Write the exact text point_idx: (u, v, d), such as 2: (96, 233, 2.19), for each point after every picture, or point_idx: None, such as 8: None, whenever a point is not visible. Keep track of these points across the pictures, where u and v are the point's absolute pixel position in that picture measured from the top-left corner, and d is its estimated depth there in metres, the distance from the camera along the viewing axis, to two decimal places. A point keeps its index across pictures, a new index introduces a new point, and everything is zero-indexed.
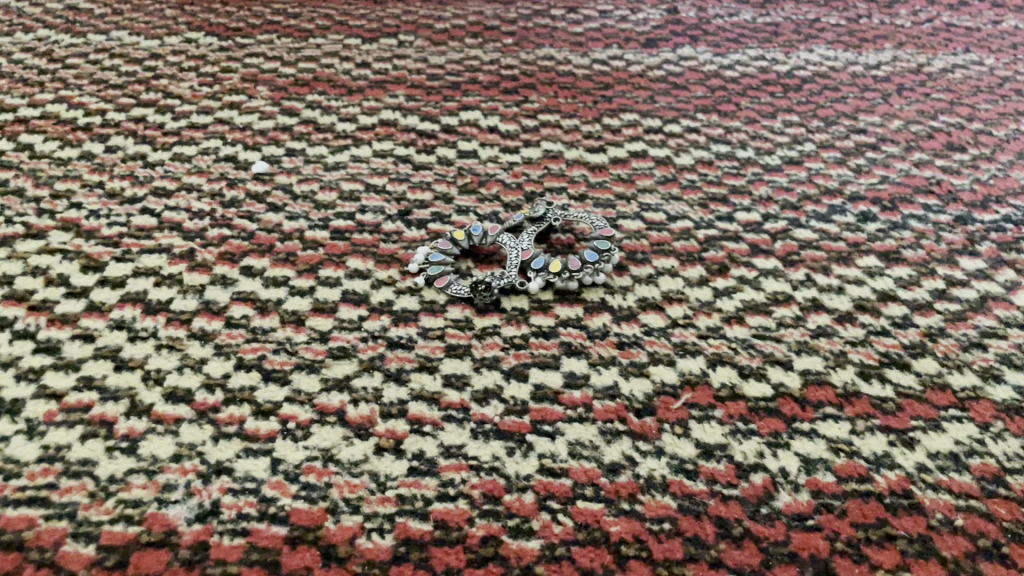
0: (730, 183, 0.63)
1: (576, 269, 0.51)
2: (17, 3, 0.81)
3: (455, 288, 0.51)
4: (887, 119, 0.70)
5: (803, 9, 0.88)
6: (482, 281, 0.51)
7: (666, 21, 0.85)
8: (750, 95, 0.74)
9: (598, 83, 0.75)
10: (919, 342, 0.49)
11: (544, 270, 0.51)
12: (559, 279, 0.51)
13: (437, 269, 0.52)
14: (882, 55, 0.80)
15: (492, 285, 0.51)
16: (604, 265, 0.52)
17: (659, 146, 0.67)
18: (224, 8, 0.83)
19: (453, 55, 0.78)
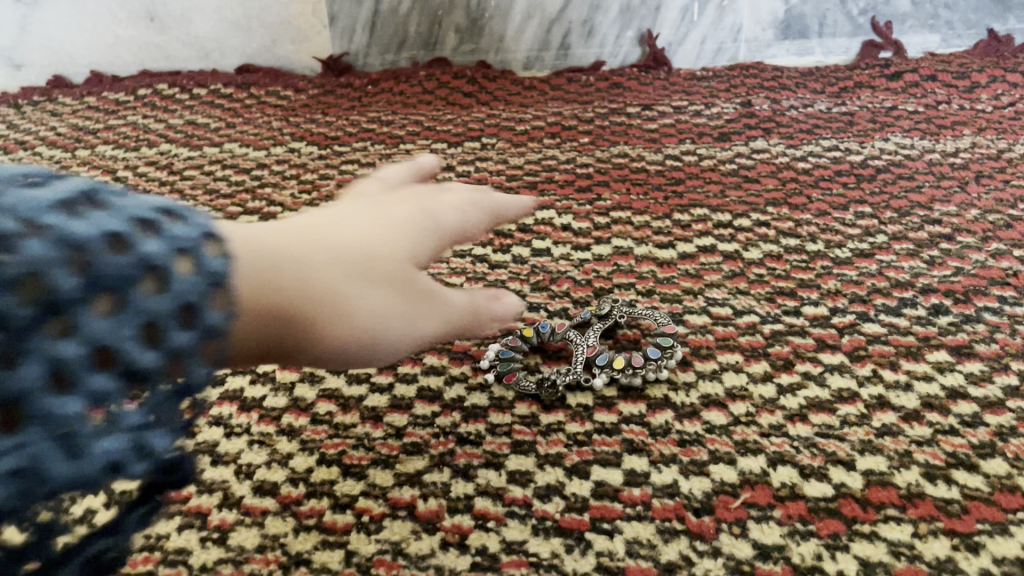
0: (798, 278, 0.64)
1: (640, 364, 0.54)
2: (144, 120, 0.91)
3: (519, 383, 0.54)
4: (964, 208, 0.70)
5: (879, 97, 0.89)
6: (548, 378, 0.54)
7: (740, 114, 0.88)
8: (822, 187, 0.75)
9: (670, 178, 0.78)
10: (989, 442, 0.49)
11: (608, 366, 0.54)
12: (623, 375, 0.54)
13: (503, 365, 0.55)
14: (960, 142, 0.80)
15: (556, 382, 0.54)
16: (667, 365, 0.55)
17: (728, 241, 0.68)
18: (325, 118, 0.90)
19: (532, 155, 0.82)
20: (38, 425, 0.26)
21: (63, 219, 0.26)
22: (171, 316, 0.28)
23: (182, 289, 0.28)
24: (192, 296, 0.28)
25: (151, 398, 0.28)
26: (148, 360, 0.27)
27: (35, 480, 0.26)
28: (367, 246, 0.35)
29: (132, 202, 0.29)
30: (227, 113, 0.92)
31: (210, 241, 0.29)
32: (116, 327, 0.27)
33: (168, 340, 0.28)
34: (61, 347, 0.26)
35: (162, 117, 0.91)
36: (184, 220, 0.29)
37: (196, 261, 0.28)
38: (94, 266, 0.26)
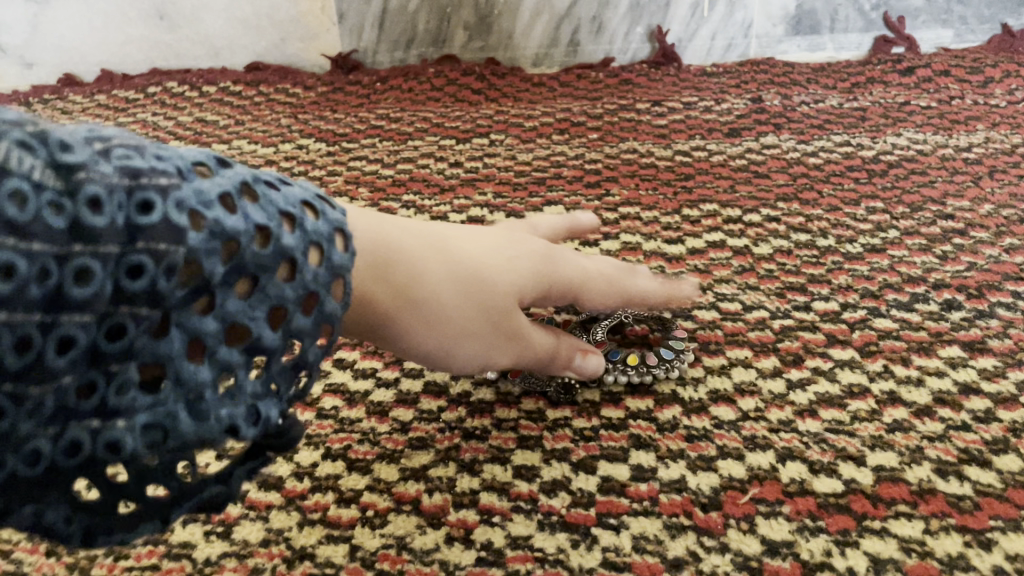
0: (809, 273, 0.63)
1: (654, 363, 0.53)
2: (154, 118, 0.91)
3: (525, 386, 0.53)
4: (977, 203, 0.69)
5: (892, 92, 0.88)
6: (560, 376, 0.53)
7: (750, 110, 0.87)
8: (833, 182, 0.74)
9: (679, 174, 0.77)
10: (1002, 438, 0.48)
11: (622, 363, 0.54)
12: (636, 372, 0.53)
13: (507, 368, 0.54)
14: (974, 137, 0.79)
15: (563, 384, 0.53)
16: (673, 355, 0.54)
17: (738, 236, 0.68)
18: (334, 115, 0.90)
19: (540, 151, 0.82)
20: (174, 386, 0.28)
21: (222, 206, 0.29)
22: (297, 303, 0.31)
23: (307, 278, 0.31)
24: (316, 286, 0.32)
25: (273, 373, 0.31)
26: (275, 340, 0.30)
27: (168, 438, 0.28)
28: (477, 282, 0.41)
29: (277, 193, 0.32)
30: (236, 110, 0.92)
31: (338, 239, 0.34)
32: (253, 306, 0.30)
33: (292, 324, 0.31)
34: (207, 320, 0.28)
35: (172, 115, 0.92)
36: (314, 219, 0.33)
37: (322, 255, 0.32)
38: (245, 250, 0.29)
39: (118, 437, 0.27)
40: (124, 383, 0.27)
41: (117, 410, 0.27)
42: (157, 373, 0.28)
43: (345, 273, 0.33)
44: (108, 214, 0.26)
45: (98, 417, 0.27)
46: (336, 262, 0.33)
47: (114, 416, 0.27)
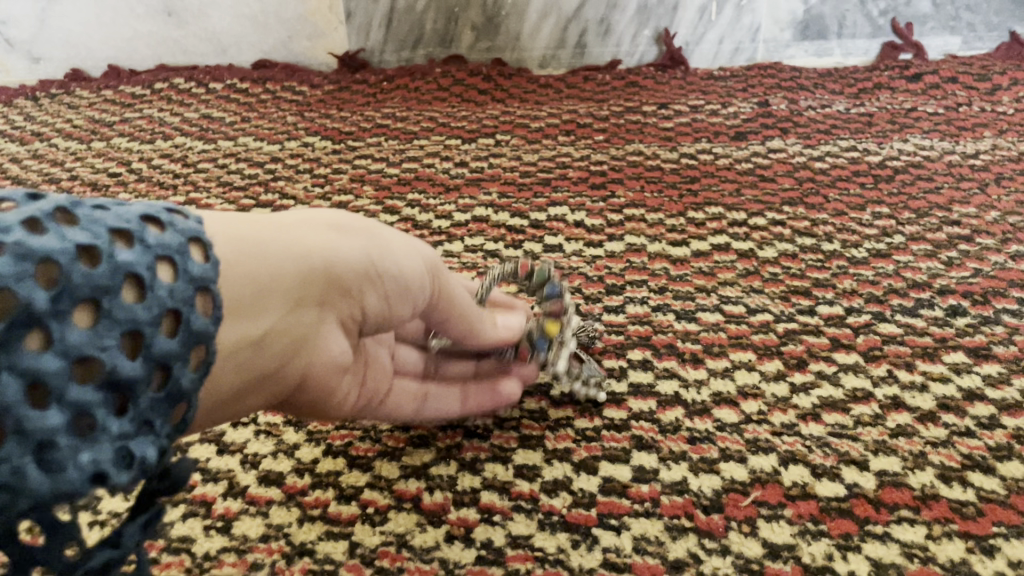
0: (813, 277, 0.63)
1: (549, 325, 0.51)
2: (160, 114, 0.91)
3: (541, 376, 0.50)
4: (983, 210, 0.69)
5: (899, 98, 0.88)
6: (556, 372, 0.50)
7: (757, 114, 0.87)
8: (839, 187, 0.74)
9: (685, 177, 0.77)
10: (1006, 444, 0.48)
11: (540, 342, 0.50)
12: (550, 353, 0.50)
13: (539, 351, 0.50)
14: (980, 144, 0.79)
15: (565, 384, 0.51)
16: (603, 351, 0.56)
17: (742, 240, 0.68)
18: (340, 114, 0.91)
19: (546, 152, 0.82)
20: (16, 437, 0.24)
21: (27, 229, 0.26)
22: (155, 320, 0.28)
23: (165, 291, 0.29)
24: (180, 299, 0.29)
25: (145, 406, 0.28)
26: (138, 367, 0.28)
27: (16, 499, 0.24)
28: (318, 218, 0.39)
29: (106, 211, 0.29)
30: (242, 107, 0.92)
31: (197, 246, 0.31)
32: (99, 331, 0.27)
33: (160, 344, 0.28)
34: (45, 357, 0.25)
35: (177, 111, 0.92)
36: (162, 226, 0.30)
37: (179, 266, 0.30)
38: (72, 273, 0.26)
39: None
40: None
41: None
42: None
43: (212, 281, 0.31)
44: None
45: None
46: (194, 269, 0.30)
47: None
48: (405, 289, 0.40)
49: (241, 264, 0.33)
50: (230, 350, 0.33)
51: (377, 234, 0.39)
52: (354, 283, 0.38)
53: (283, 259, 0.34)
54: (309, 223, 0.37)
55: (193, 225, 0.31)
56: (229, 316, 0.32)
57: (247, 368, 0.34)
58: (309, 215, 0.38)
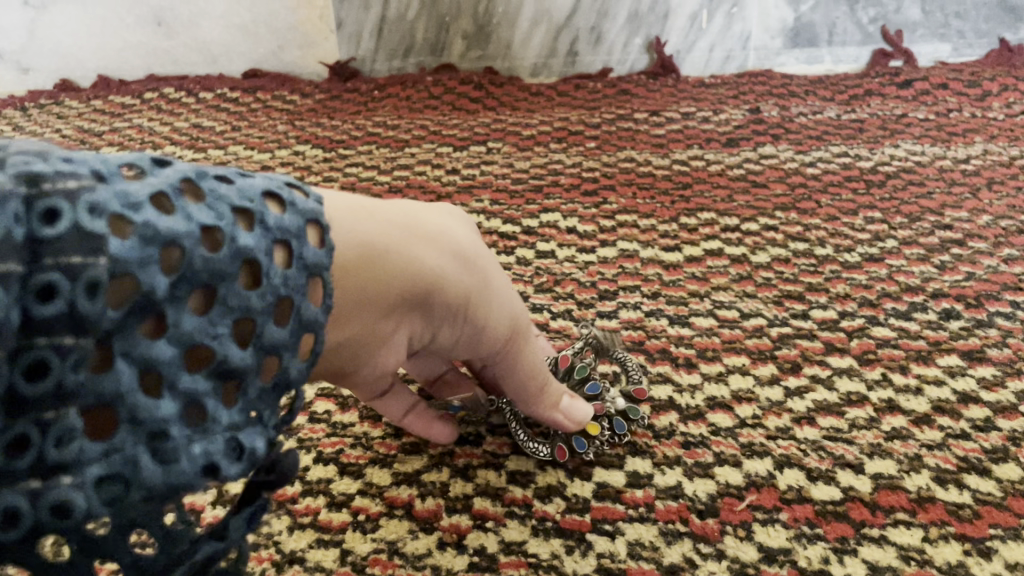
0: (806, 281, 0.63)
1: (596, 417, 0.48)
2: (150, 124, 0.91)
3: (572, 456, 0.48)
4: (975, 214, 0.69)
5: (890, 104, 0.89)
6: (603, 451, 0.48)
7: (748, 120, 0.87)
8: (831, 193, 0.74)
9: (677, 183, 0.77)
10: (1002, 446, 0.47)
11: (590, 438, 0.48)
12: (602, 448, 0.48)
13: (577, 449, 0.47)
14: (971, 149, 0.79)
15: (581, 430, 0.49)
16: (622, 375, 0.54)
17: (735, 245, 0.68)
18: (331, 122, 0.90)
19: (537, 159, 0.82)
20: (133, 428, 0.23)
21: (154, 206, 0.25)
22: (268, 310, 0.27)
23: (280, 279, 0.27)
24: (292, 287, 0.28)
25: (253, 396, 0.27)
26: (246, 358, 0.27)
27: (129, 491, 0.23)
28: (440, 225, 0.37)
29: (230, 186, 0.27)
30: (233, 116, 0.92)
31: (313, 229, 0.29)
32: (212, 320, 0.25)
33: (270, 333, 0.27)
34: (161, 344, 0.24)
35: (168, 120, 0.91)
36: (281, 206, 0.29)
37: (294, 251, 0.28)
38: (194, 255, 0.25)
39: (65, 498, 0.22)
40: (64, 433, 0.22)
41: (60, 465, 0.22)
42: (105, 417, 0.23)
43: (325, 270, 0.29)
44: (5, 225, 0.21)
45: (35, 478, 0.22)
46: (309, 256, 0.29)
47: (56, 472, 0.22)
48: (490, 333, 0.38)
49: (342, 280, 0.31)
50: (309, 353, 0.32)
51: (489, 274, 0.37)
52: (445, 314, 0.36)
53: (389, 282, 0.33)
54: (434, 240, 0.35)
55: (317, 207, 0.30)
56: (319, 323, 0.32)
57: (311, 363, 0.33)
58: (434, 228, 0.36)
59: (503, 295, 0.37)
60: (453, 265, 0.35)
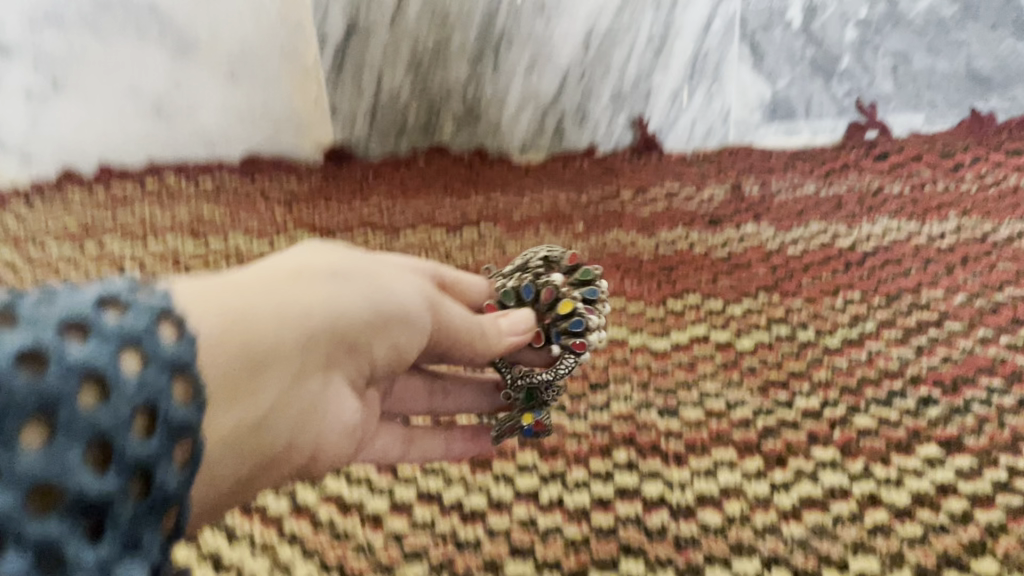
0: (790, 367, 0.65)
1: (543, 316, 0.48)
2: (151, 212, 0.94)
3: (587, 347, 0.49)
4: (951, 294, 0.72)
5: (867, 178, 0.92)
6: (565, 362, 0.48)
7: (730, 199, 0.90)
8: (812, 273, 0.76)
9: (663, 265, 0.80)
10: (981, 539, 0.49)
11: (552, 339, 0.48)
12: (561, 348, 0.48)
13: (580, 332, 0.48)
14: (946, 224, 0.82)
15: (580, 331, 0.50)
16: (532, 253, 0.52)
17: (720, 329, 0.70)
18: (328, 206, 0.94)
19: (529, 241, 0.84)
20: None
21: None
22: (120, 422, 0.24)
23: (132, 383, 0.25)
24: (150, 389, 0.25)
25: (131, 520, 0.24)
26: (110, 480, 0.24)
27: None
28: (280, 266, 0.37)
29: (50, 302, 0.25)
30: (232, 203, 0.95)
31: (165, 323, 0.28)
32: (50, 449, 0.23)
33: (130, 445, 0.24)
34: None
35: (169, 208, 0.94)
36: (127, 304, 0.27)
37: (146, 352, 0.26)
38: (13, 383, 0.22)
39: None
40: None
41: None
42: None
43: (186, 363, 0.27)
44: None
45: None
46: (165, 351, 0.27)
47: None
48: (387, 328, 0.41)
49: (238, 344, 0.32)
50: (224, 432, 0.31)
51: (352, 274, 0.40)
52: (332, 333, 0.37)
53: (279, 327, 0.34)
54: (284, 284, 0.36)
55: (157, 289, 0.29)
56: (227, 397, 0.31)
57: (246, 442, 0.33)
58: (276, 269, 0.37)
59: (382, 287, 0.41)
60: (321, 288, 0.38)
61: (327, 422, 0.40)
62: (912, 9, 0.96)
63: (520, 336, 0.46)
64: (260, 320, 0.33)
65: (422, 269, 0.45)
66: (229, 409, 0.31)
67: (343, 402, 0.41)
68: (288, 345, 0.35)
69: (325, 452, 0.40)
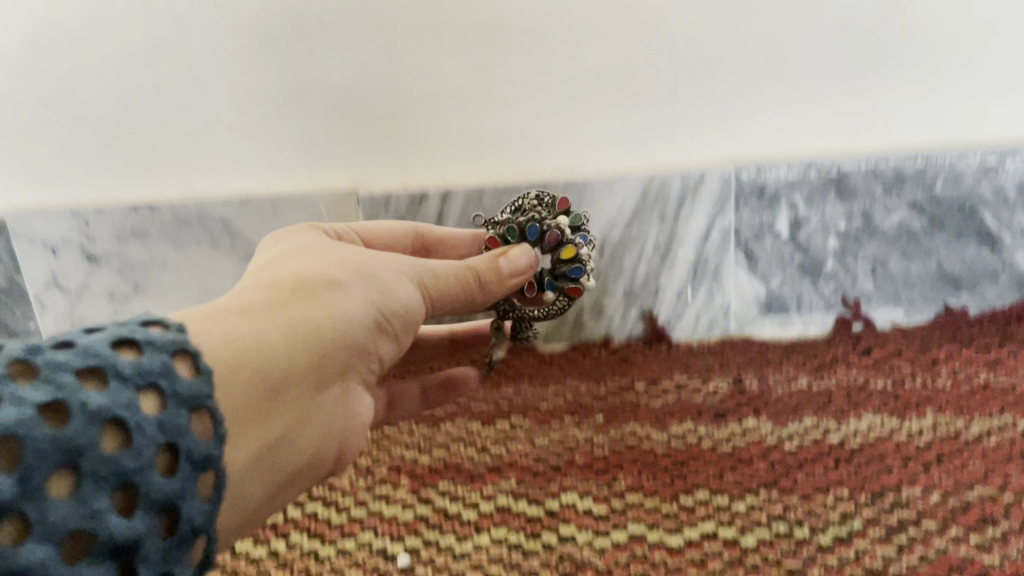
0: (788, 565, 0.74)
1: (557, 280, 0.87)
2: None
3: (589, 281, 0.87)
4: (927, 492, 0.82)
5: (854, 372, 1.04)
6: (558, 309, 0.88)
7: (732, 392, 1.02)
8: (806, 469, 0.87)
9: (675, 459, 0.91)
10: None
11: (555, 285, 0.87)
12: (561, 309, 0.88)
13: (577, 279, 0.86)
14: (923, 421, 0.93)
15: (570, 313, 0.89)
16: (538, 199, 0.87)
17: (727, 526, 0.80)
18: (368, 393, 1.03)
19: (554, 434, 0.97)
20: None
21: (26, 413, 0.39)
22: (142, 463, 0.42)
23: (150, 427, 0.43)
24: (149, 441, 0.43)
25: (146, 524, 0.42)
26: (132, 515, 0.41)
27: None
28: (254, 307, 0.60)
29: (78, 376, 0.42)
30: None
31: (156, 386, 0.45)
32: (86, 488, 0.39)
33: (156, 480, 0.43)
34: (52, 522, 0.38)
35: None
36: (138, 360, 0.46)
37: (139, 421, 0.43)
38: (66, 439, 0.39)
39: None
40: None
41: None
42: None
43: (173, 431, 0.45)
44: None
45: None
46: (174, 392, 0.46)
47: None
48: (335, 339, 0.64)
49: (238, 372, 0.55)
50: (242, 426, 0.55)
51: (309, 307, 0.63)
52: (311, 354, 0.61)
53: (263, 354, 0.57)
54: (262, 327, 0.59)
55: (176, 334, 0.50)
56: (236, 410, 0.54)
57: (256, 435, 0.56)
58: (256, 311, 0.60)
59: (328, 310, 0.64)
60: (286, 322, 0.60)
61: (311, 418, 0.63)
62: (885, 221, 1.10)
63: (522, 269, 0.80)
64: (249, 345, 0.56)
65: (405, 278, 0.72)
66: (239, 420, 0.55)
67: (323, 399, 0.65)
68: (291, 365, 0.59)
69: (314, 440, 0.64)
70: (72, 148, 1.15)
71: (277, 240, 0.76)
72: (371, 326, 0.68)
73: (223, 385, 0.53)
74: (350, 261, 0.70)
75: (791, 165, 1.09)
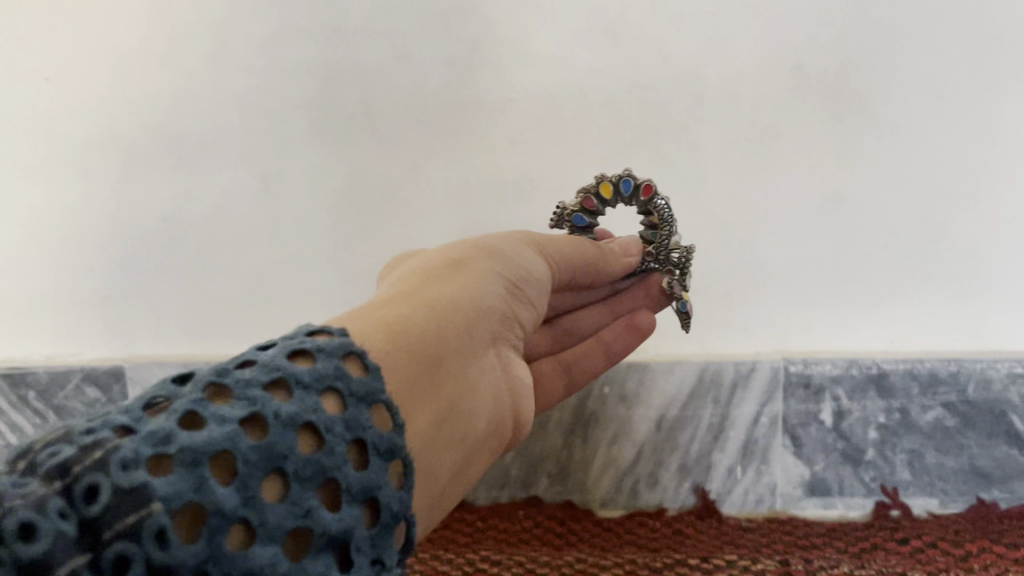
0: None
1: (655, 208, 1.10)
2: None
3: (657, 199, 1.10)
4: None
5: (893, 560, 1.12)
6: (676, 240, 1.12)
7: (779, 572, 1.11)
8: None
9: None
10: None
11: (666, 223, 1.11)
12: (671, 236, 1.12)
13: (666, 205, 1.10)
14: None
15: (673, 254, 1.12)
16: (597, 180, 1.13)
17: None
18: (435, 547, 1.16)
19: None
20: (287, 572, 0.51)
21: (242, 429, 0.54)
22: (337, 461, 0.57)
23: (338, 427, 0.59)
24: (337, 437, 0.58)
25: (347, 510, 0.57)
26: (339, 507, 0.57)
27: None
28: (392, 307, 0.78)
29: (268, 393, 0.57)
30: None
31: (334, 393, 0.61)
32: (297, 493, 0.54)
33: (352, 476, 0.58)
34: (279, 514, 0.52)
35: None
36: (316, 366, 0.61)
37: (325, 426, 0.58)
38: (276, 442, 0.54)
39: None
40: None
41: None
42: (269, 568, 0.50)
43: (355, 427, 0.60)
44: (175, 480, 0.48)
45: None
46: (351, 391, 0.62)
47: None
48: (460, 321, 0.82)
49: (399, 350, 0.72)
50: (416, 388, 0.73)
51: (431, 300, 0.81)
52: (444, 333, 0.79)
53: (411, 336, 0.75)
54: (401, 318, 0.76)
55: (340, 340, 0.65)
56: (407, 385, 0.71)
57: (425, 398, 0.74)
58: (394, 310, 0.78)
59: (446, 301, 0.82)
60: (418, 312, 0.78)
61: (467, 390, 0.80)
62: (921, 417, 1.21)
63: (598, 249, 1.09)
64: (402, 323, 0.75)
65: (495, 282, 0.91)
66: (411, 387, 0.72)
67: (471, 374, 0.82)
68: (434, 342, 0.77)
69: (474, 408, 0.81)
70: (196, 300, 1.33)
71: (390, 269, 0.97)
72: (487, 304, 0.87)
73: (395, 363, 0.71)
74: (452, 266, 0.89)
75: (834, 362, 1.20)
